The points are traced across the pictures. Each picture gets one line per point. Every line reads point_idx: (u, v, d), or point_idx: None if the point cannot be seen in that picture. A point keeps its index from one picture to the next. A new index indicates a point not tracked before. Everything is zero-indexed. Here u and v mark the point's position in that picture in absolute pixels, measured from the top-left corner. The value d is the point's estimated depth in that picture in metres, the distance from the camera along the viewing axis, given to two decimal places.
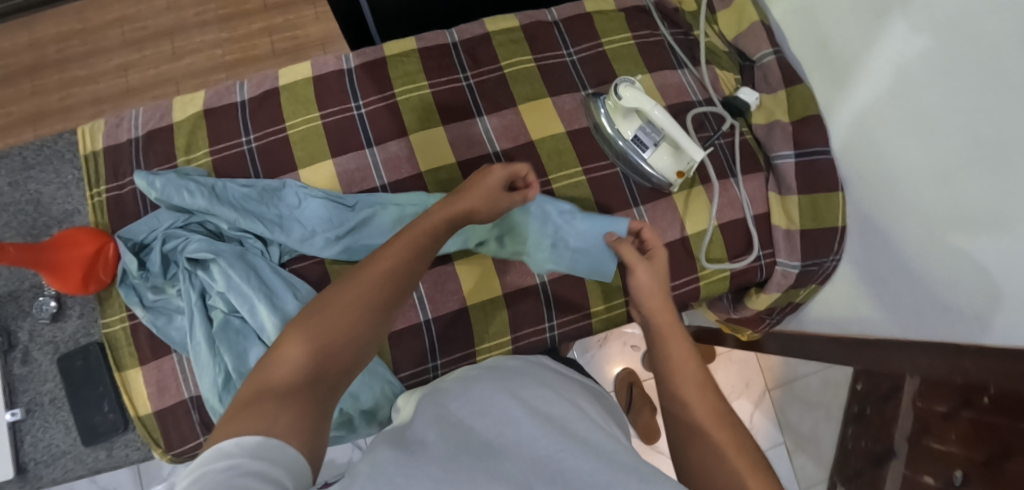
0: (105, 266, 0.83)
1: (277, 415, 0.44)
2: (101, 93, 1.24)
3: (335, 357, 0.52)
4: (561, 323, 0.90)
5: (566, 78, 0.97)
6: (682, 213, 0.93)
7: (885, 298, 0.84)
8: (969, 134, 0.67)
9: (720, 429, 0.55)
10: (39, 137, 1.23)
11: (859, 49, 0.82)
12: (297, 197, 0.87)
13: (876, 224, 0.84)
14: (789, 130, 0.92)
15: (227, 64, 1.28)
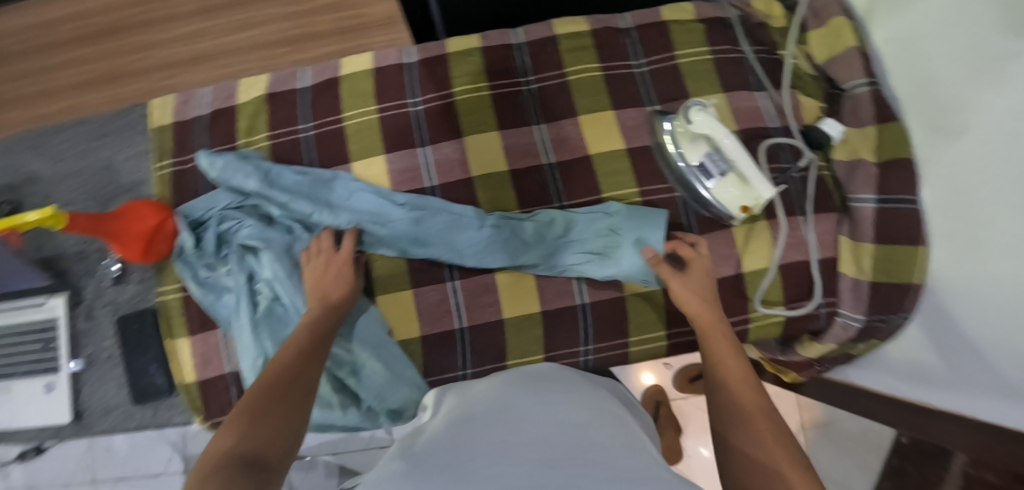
0: (163, 240, 0.86)
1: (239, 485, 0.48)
2: (172, 58, 1.14)
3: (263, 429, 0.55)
4: (598, 349, 0.86)
5: (633, 91, 0.92)
6: (740, 249, 0.87)
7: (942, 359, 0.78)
8: None
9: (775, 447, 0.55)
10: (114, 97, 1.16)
11: (969, 96, 0.72)
12: (348, 190, 0.87)
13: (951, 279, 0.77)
14: (873, 173, 0.84)
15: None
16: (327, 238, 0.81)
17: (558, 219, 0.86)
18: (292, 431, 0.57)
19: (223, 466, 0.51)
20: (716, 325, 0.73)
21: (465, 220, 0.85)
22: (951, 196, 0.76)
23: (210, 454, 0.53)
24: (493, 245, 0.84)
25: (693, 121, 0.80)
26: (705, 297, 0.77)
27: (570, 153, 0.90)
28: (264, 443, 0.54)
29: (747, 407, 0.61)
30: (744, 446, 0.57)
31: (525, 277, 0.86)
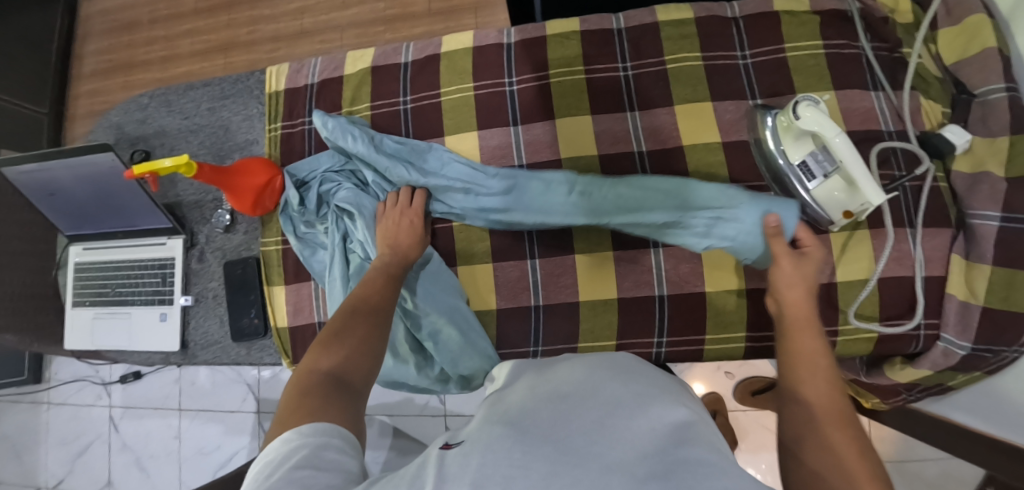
0: (271, 194, 0.93)
1: (325, 409, 0.53)
2: (279, 32, 1.21)
3: (354, 364, 0.60)
4: (671, 342, 0.85)
5: (734, 84, 0.89)
6: (837, 257, 0.83)
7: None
8: None
9: (860, 459, 0.52)
10: (228, 67, 1.24)
11: None
12: (441, 160, 0.90)
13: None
14: (1000, 188, 0.77)
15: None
16: (405, 193, 0.87)
17: (654, 187, 0.80)
18: (374, 356, 0.62)
19: (317, 382, 0.56)
20: (814, 322, 0.67)
21: (554, 186, 0.84)
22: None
23: (304, 371, 0.58)
24: (577, 212, 0.82)
25: (800, 114, 0.76)
26: (811, 287, 0.70)
27: (662, 143, 0.88)
28: (351, 364, 0.60)
29: (827, 412, 0.57)
30: (803, 453, 0.55)
31: (606, 263, 0.86)
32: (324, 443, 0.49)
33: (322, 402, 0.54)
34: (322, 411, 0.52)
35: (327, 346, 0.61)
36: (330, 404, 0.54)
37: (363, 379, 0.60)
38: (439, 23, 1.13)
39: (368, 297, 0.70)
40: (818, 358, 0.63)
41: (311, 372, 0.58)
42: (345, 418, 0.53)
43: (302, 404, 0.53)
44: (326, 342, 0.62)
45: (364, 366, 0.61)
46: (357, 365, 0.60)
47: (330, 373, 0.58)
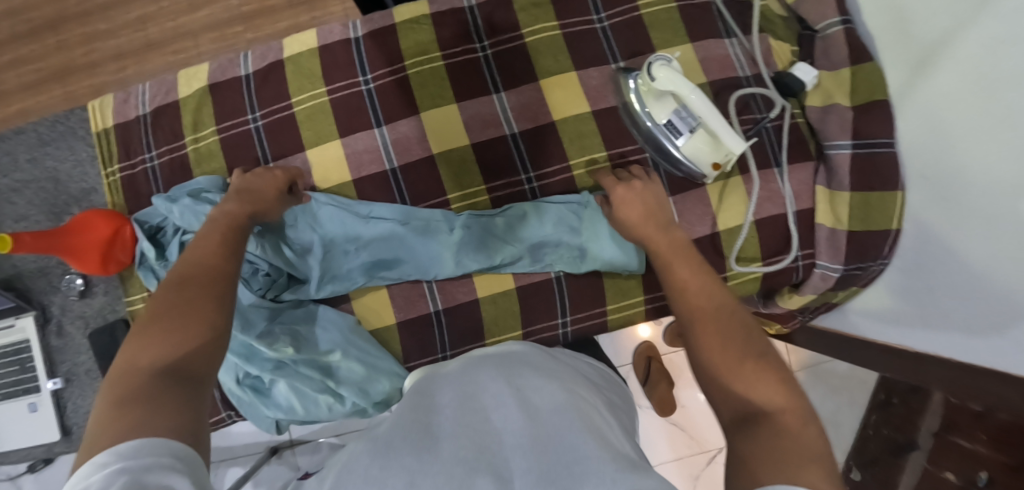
0: (123, 247, 0.84)
1: (150, 420, 0.42)
2: (122, 48, 1.18)
3: (191, 358, 0.50)
4: (575, 320, 0.85)
5: (595, 49, 0.87)
6: (714, 206, 0.85)
7: (913, 300, 0.80)
8: None
9: (735, 354, 0.55)
10: (67, 96, 1.18)
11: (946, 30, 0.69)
12: (313, 209, 0.83)
13: (919, 229, 0.78)
14: (848, 117, 0.82)
15: (245, 18, 1.19)
16: (279, 176, 0.79)
17: (533, 217, 0.83)
18: (210, 334, 0.52)
19: (142, 381, 0.46)
20: (677, 239, 0.72)
21: (433, 223, 0.82)
22: (918, 145, 0.76)
23: (123, 371, 0.47)
24: (463, 249, 0.81)
25: (655, 77, 0.75)
26: (658, 202, 0.77)
27: (534, 121, 0.86)
28: (182, 356, 0.49)
29: (699, 312, 0.61)
30: (698, 356, 0.57)
31: None
32: (150, 466, 0.38)
33: (143, 405, 0.43)
34: (148, 420, 0.42)
35: (155, 332, 0.50)
36: (166, 404, 0.44)
37: (205, 367, 0.50)
38: (304, 14, 1.20)
39: (199, 262, 0.59)
40: (689, 265, 0.67)
41: (129, 373, 0.47)
42: (185, 417, 0.44)
43: (126, 414, 0.43)
44: (153, 324, 0.51)
45: (204, 352, 0.51)
46: (188, 347, 0.50)
47: (158, 370, 0.47)
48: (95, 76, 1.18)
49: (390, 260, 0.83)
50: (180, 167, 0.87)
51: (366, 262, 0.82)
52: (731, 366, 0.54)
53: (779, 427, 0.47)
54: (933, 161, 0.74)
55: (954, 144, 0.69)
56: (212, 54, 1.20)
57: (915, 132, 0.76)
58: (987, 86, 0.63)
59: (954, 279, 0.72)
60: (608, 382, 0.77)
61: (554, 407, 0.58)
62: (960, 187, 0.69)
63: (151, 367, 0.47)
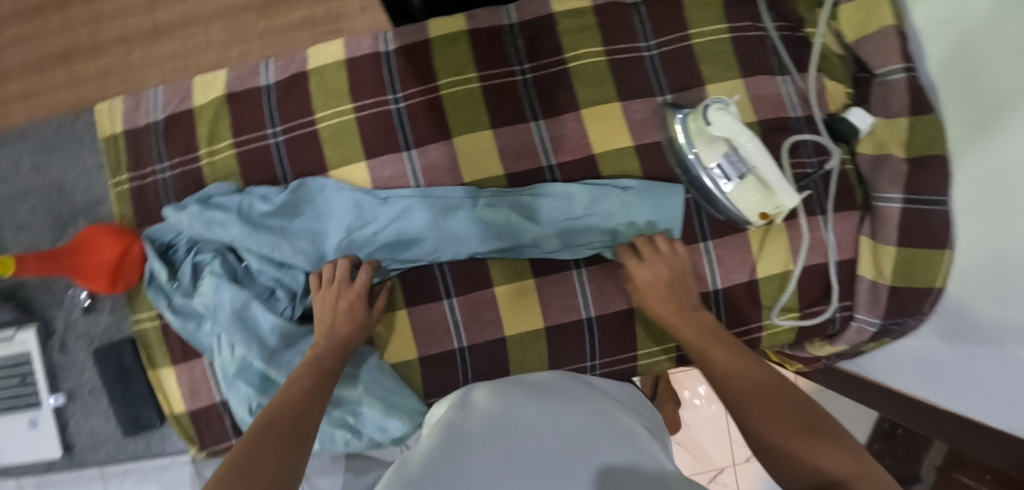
0: (133, 266, 0.79)
1: None
2: (131, 30, 1.09)
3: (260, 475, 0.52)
4: (604, 364, 0.82)
5: (641, 79, 0.82)
6: (755, 252, 0.82)
7: (952, 359, 0.77)
8: None
9: (791, 417, 0.57)
10: (70, 77, 1.10)
11: (1015, 94, 0.63)
12: (324, 195, 0.80)
13: (959, 289, 0.76)
14: (901, 170, 0.78)
15: (259, 4, 1.09)
16: (342, 265, 0.75)
17: (557, 195, 0.79)
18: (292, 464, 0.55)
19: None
20: (690, 302, 0.74)
21: (454, 201, 0.78)
22: (975, 203, 0.72)
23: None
24: (490, 228, 0.78)
25: (713, 121, 0.72)
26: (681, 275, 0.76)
27: (573, 153, 0.81)
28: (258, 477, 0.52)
29: (742, 381, 0.62)
30: (756, 428, 0.57)
31: (527, 292, 0.81)
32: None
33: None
34: None
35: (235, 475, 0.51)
36: None
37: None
38: (321, 5, 1.08)
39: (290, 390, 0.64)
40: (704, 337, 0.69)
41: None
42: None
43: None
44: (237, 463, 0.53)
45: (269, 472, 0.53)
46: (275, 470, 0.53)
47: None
48: (100, 59, 1.10)
49: (413, 239, 0.79)
50: (194, 182, 0.82)
51: (388, 239, 0.78)
52: (784, 440, 0.55)
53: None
54: (986, 221, 0.70)
55: (1010, 210, 0.65)
56: (222, 43, 1.09)
57: (972, 189, 0.72)
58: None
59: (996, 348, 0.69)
60: (638, 409, 0.75)
61: (590, 433, 0.58)
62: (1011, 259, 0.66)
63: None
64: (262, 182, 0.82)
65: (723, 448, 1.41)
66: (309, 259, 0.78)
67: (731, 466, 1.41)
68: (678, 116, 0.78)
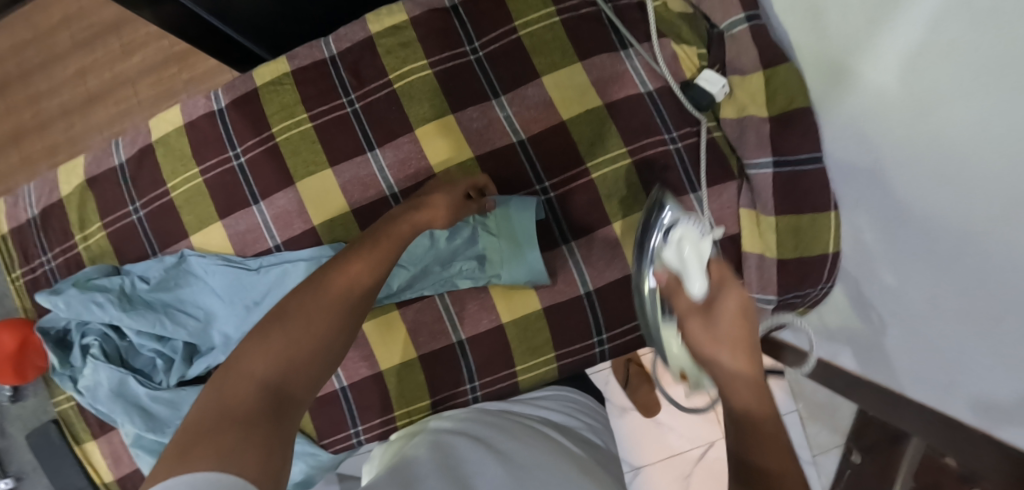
0: (35, 352, 0.85)
1: (244, 445, 0.40)
2: (66, 105, 1.22)
3: (297, 371, 0.49)
4: (484, 385, 0.79)
5: (471, 84, 0.77)
6: (624, 248, 0.76)
7: (888, 360, 0.66)
8: (963, 204, 0.50)
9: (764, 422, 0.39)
10: (23, 158, 1.24)
11: (858, 36, 0.58)
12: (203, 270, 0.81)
13: (864, 273, 0.67)
14: (766, 131, 0.70)
15: (178, 57, 1.20)
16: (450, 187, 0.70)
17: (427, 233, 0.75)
18: (323, 354, 0.51)
19: (249, 397, 0.45)
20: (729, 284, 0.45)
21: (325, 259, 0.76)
22: (854, 165, 0.64)
23: (240, 376, 0.47)
24: None
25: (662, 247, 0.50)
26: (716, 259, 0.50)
27: (414, 177, 0.77)
28: (293, 370, 0.49)
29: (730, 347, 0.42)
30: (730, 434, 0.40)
31: (392, 322, 0.79)
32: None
33: (247, 428, 0.42)
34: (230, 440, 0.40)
35: (275, 345, 0.49)
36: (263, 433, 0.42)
37: (304, 400, 0.49)
38: None
39: (350, 277, 0.57)
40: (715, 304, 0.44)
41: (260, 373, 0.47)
42: (275, 443, 0.42)
43: (209, 440, 0.40)
44: (270, 339, 0.50)
45: (307, 370, 0.50)
46: (307, 368, 0.50)
47: (271, 381, 0.47)
48: (49, 135, 1.23)
49: None
50: (77, 266, 0.85)
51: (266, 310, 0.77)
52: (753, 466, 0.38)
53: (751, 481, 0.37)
54: (883, 184, 0.60)
55: (881, 166, 0.59)
56: (151, 101, 1.20)
57: (860, 150, 0.62)
58: (933, 101, 0.50)
59: (934, 332, 0.57)
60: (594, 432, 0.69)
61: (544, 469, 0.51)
62: (930, 220, 0.54)
63: (254, 390, 0.46)
64: (134, 257, 0.84)
65: (708, 420, 1.27)
66: (194, 335, 0.79)
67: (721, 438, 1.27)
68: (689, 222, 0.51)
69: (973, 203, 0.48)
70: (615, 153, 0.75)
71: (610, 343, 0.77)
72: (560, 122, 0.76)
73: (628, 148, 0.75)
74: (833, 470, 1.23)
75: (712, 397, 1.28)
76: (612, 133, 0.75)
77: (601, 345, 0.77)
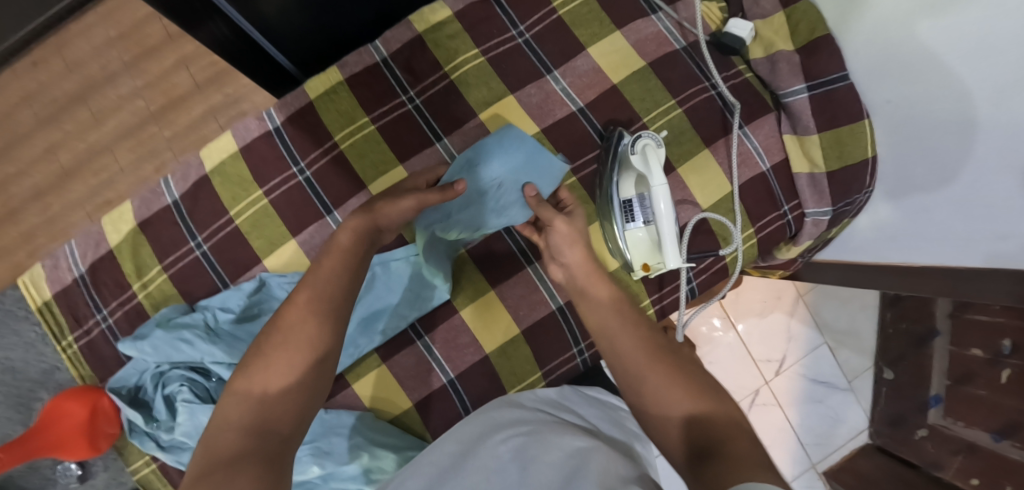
0: (107, 419, 0.78)
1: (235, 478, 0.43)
2: (40, 185, 1.12)
3: (278, 411, 0.51)
4: (589, 344, 0.82)
5: (524, 64, 0.82)
6: (692, 189, 0.82)
7: (971, 225, 0.69)
8: (1010, 62, 0.57)
9: None
10: None
11: None
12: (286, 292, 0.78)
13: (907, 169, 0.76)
14: (796, 60, 0.80)
15: (156, 115, 1.13)
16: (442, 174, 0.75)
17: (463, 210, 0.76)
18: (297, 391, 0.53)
19: (234, 442, 0.48)
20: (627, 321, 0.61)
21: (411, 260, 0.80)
22: (886, 61, 0.72)
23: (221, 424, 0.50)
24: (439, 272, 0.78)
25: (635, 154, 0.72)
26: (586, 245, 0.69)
27: None
28: (274, 408, 0.51)
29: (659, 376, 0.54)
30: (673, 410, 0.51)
31: (491, 304, 0.81)
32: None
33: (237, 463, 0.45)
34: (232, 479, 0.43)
35: (260, 381, 0.52)
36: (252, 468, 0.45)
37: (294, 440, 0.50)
38: (216, 93, 1.13)
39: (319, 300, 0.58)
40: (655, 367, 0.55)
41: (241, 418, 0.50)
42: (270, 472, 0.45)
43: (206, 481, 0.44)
44: (249, 390, 0.52)
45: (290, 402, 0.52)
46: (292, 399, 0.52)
47: (251, 423, 0.50)
48: (23, 219, 1.12)
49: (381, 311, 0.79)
50: (139, 317, 0.80)
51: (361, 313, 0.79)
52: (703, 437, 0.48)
53: (730, 461, 0.44)
54: (938, 61, 0.65)
55: (920, 52, 0.67)
56: (134, 165, 1.13)
57: (901, 57, 0.70)
58: None
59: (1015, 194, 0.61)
60: (621, 429, 0.70)
61: (568, 467, 0.50)
62: (997, 90, 0.59)
63: (241, 434, 0.49)
64: (203, 293, 0.80)
65: (749, 369, 1.33)
66: None
67: (765, 384, 1.33)
68: (650, 135, 0.72)
69: (1019, 57, 0.56)
70: (666, 105, 0.82)
71: (697, 279, 0.82)
72: (612, 86, 0.82)
73: (676, 99, 0.82)
74: (871, 390, 1.33)
75: (749, 346, 1.34)
76: (659, 88, 0.82)
77: (689, 282, 0.82)
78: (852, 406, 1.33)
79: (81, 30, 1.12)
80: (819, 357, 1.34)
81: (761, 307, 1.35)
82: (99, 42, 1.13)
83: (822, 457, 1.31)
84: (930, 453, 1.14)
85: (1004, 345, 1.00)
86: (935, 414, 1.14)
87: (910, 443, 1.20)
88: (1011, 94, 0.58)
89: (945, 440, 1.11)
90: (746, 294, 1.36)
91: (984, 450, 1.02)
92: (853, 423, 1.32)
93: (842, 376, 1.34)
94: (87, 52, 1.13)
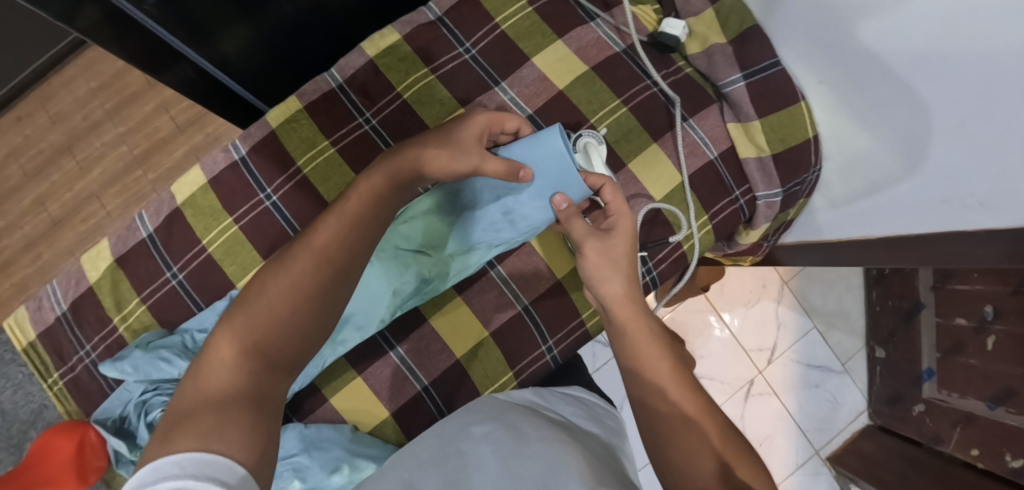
0: (94, 452, 0.80)
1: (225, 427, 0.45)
2: (30, 236, 1.16)
3: (274, 352, 0.52)
4: (557, 341, 0.84)
5: (473, 79, 0.86)
6: (645, 183, 0.85)
7: (922, 195, 0.72)
8: (920, 32, 0.60)
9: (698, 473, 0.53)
10: None
11: None
12: None
13: (851, 147, 0.79)
14: (730, 51, 0.84)
15: (140, 159, 1.18)
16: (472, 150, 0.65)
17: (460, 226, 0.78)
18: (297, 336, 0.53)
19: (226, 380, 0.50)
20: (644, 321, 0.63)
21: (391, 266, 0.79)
22: (814, 44, 0.75)
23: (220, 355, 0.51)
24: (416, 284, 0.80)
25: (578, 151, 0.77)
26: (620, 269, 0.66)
27: None
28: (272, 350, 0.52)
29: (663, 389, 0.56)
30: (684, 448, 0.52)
31: (459, 310, 0.84)
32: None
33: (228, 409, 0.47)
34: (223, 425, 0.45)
35: (249, 322, 0.52)
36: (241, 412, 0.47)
37: (280, 387, 0.53)
38: (197, 133, 1.18)
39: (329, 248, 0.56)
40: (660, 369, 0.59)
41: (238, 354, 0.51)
42: (258, 426, 0.47)
43: (193, 424, 0.45)
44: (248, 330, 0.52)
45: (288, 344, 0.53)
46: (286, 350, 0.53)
47: (245, 362, 0.51)
48: (17, 270, 1.16)
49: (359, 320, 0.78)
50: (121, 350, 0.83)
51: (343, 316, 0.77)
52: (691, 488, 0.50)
53: None
54: (861, 40, 0.67)
55: (842, 31, 0.69)
56: (121, 209, 1.17)
57: (826, 39, 0.73)
58: None
59: (957, 153, 0.63)
60: (598, 423, 0.72)
61: (544, 460, 0.52)
62: (917, 60, 0.62)
63: (229, 376, 0.50)
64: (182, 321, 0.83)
65: (740, 360, 1.34)
66: None
67: (758, 374, 1.33)
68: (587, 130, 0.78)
69: (925, 27, 0.59)
70: (612, 105, 0.85)
71: (657, 268, 0.85)
72: (559, 91, 0.86)
73: (622, 99, 0.86)
74: (865, 370, 1.33)
75: (738, 338, 1.35)
76: (605, 89, 0.86)
77: (650, 272, 0.84)
78: (850, 388, 1.33)
79: (62, 83, 1.19)
80: (810, 343, 1.34)
81: (746, 297, 1.36)
82: (81, 94, 1.19)
83: (823, 443, 1.30)
84: (930, 428, 1.14)
85: (988, 311, 1.01)
86: (929, 389, 1.14)
87: (909, 420, 1.19)
88: (925, 58, 0.61)
89: (941, 413, 1.11)
90: (730, 286, 1.37)
91: (980, 419, 1.02)
92: (852, 405, 1.32)
93: (834, 359, 1.34)
94: (70, 105, 1.19)
